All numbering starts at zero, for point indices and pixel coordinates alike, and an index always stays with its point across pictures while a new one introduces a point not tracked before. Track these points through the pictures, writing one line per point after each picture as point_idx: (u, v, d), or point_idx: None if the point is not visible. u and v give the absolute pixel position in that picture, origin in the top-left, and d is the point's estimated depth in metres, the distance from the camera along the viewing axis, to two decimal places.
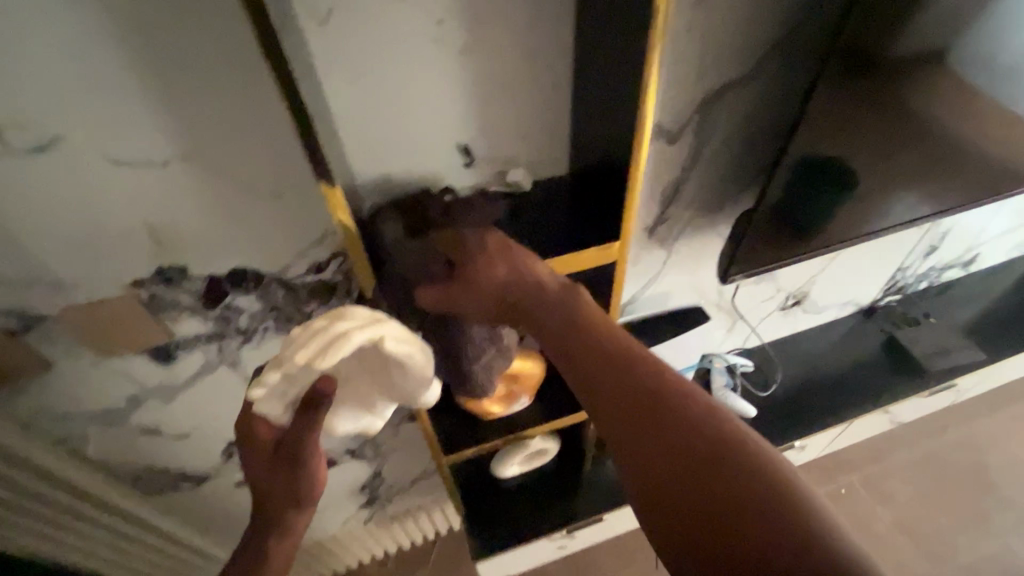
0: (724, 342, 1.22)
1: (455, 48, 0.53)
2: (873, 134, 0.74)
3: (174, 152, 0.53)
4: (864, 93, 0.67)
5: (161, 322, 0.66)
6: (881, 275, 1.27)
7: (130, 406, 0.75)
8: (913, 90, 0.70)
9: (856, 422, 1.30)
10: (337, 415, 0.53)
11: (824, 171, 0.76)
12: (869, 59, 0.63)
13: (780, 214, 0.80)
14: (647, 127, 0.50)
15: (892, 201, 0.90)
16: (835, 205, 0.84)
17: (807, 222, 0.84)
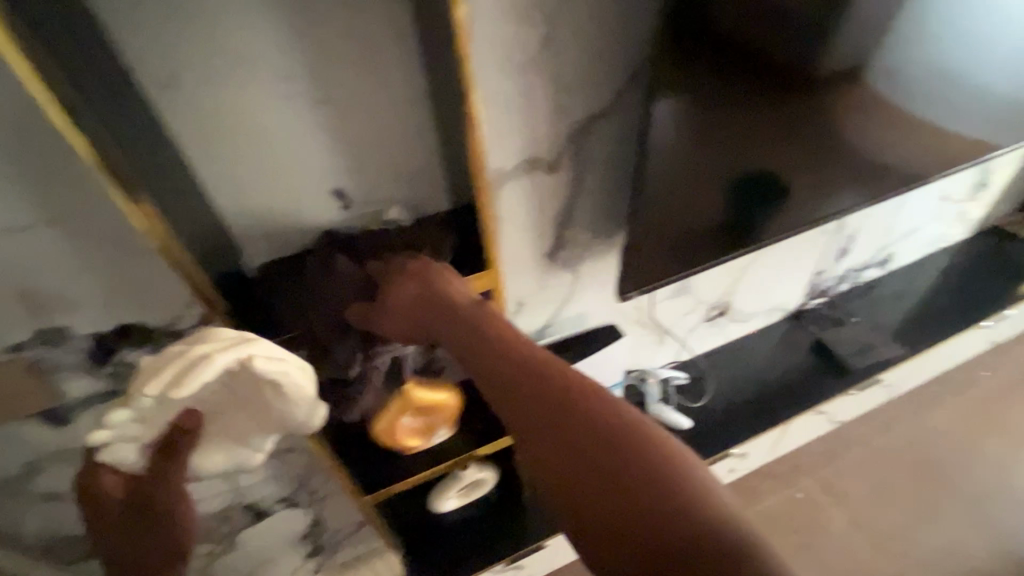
0: (657, 357, 1.24)
1: (308, 100, 0.56)
2: (743, 149, 0.79)
3: (40, 217, 0.54)
4: (716, 113, 0.73)
5: (50, 384, 0.66)
6: (800, 280, 1.33)
7: (31, 473, 0.74)
8: (768, 107, 0.76)
9: (794, 424, 1.32)
10: (208, 453, 0.59)
11: (704, 186, 0.81)
12: (706, 85, 0.69)
13: (672, 229, 0.85)
14: (476, 135, 0.55)
15: (784, 208, 0.93)
16: (729, 215, 0.89)
17: (702, 234, 0.88)
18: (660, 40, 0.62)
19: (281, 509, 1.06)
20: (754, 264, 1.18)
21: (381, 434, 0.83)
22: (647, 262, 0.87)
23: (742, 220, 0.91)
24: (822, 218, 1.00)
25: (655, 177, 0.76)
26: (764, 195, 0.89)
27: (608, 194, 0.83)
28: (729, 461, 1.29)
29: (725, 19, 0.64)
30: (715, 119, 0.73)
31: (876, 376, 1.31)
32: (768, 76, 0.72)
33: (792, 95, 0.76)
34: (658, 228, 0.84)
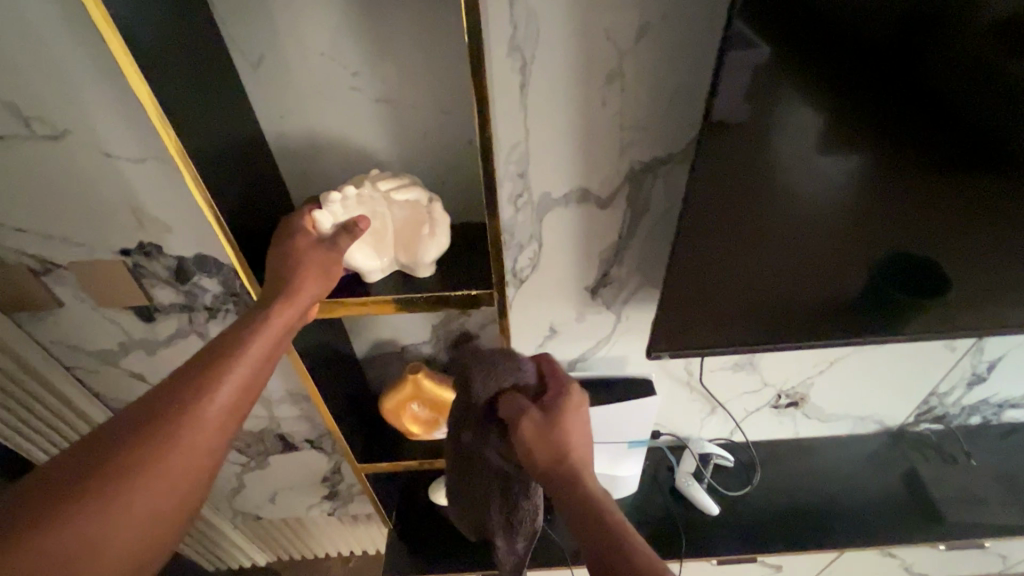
0: (704, 427, 1.14)
1: (370, 97, 0.61)
2: (864, 222, 0.66)
3: (152, 154, 0.66)
4: (834, 174, 0.61)
5: (143, 287, 0.81)
6: (908, 396, 1.11)
7: (123, 352, 0.91)
8: (909, 179, 0.62)
9: (852, 557, 1.12)
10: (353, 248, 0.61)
11: (804, 252, 0.70)
12: (823, 138, 0.58)
13: (749, 292, 0.75)
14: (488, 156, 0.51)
15: (890, 309, 0.77)
16: (829, 295, 0.75)
17: (783, 308, 0.77)
18: (774, 77, 0.54)
19: (307, 448, 1.17)
20: (845, 362, 1.02)
21: (392, 408, 0.88)
22: (701, 322, 0.79)
23: (846, 305, 0.77)
24: (958, 333, 0.81)
25: (739, 229, 0.68)
26: (882, 283, 0.74)
27: (665, 243, 0.78)
28: (757, 566, 1.13)
29: (863, 67, 0.53)
30: (827, 182, 0.62)
31: (982, 540, 1.05)
32: (917, 143, 0.59)
33: (942, 172, 0.61)
34: (730, 287, 0.74)
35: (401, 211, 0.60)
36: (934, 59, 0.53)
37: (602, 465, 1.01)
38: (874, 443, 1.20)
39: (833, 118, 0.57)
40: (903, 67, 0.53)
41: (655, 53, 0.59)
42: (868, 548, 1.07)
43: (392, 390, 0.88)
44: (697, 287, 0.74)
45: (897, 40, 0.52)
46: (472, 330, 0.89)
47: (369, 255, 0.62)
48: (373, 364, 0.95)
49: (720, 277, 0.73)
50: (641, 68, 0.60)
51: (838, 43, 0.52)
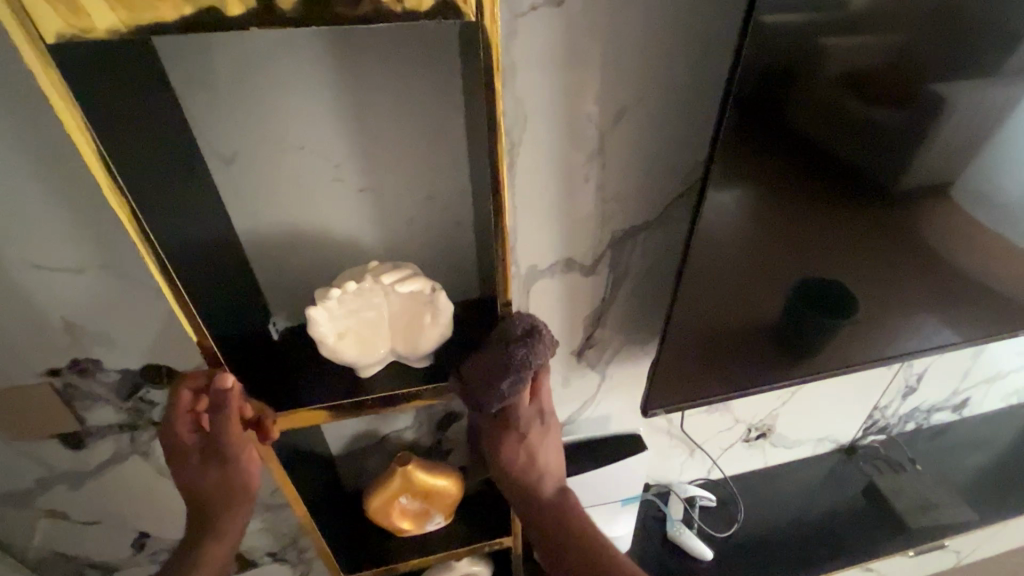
0: (684, 471, 1.16)
1: (356, 187, 0.58)
2: (789, 261, 0.72)
3: (93, 261, 0.58)
4: (765, 225, 0.67)
5: (74, 410, 0.69)
6: (855, 415, 1.21)
7: (40, 489, 0.76)
8: (823, 221, 0.69)
9: None
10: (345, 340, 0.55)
11: (743, 294, 0.74)
12: (748, 193, 0.63)
13: (700, 337, 0.78)
14: (505, 237, 0.52)
15: (846, 337, 0.85)
16: (769, 331, 0.80)
17: (740, 348, 0.81)
18: (736, 145, 0.59)
19: (268, 563, 1.03)
20: (803, 391, 1.09)
21: (375, 507, 0.80)
22: (689, 374, 0.82)
23: (785, 338, 0.82)
24: (886, 355, 0.91)
25: (702, 282, 0.72)
26: (811, 313, 0.80)
27: (643, 301, 0.80)
28: None
29: (772, 132, 0.59)
30: (756, 228, 0.67)
31: (941, 540, 1.13)
32: (825, 190, 0.65)
33: (851, 212, 0.69)
34: (685, 334, 0.77)
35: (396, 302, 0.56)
36: (828, 121, 0.60)
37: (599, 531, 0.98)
38: (832, 463, 1.27)
39: (754, 173, 0.62)
40: (805, 128, 0.60)
41: (631, 129, 0.62)
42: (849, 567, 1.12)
43: (376, 487, 0.81)
44: (682, 341, 0.78)
45: (799, 107, 0.58)
46: (458, 407, 0.85)
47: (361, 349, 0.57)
48: (349, 457, 0.87)
49: (702, 329, 0.77)
50: (620, 143, 0.63)
51: (754, 117, 0.57)
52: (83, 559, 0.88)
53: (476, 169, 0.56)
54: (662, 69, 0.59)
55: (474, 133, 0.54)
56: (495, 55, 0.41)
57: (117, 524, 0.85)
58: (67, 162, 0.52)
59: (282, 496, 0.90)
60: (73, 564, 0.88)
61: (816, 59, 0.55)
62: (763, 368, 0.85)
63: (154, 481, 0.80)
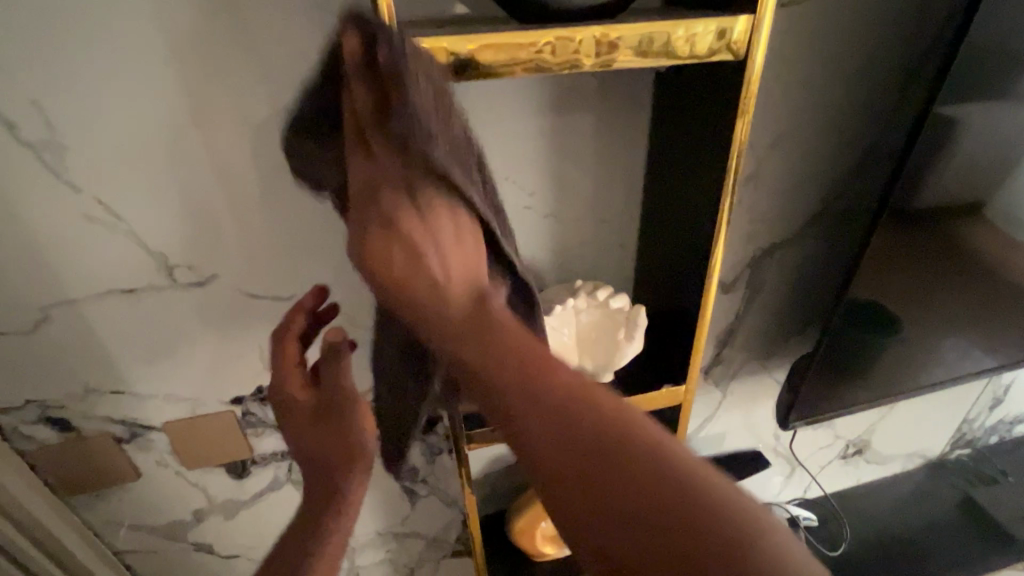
0: (784, 490, 1.17)
1: (542, 214, 0.63)
2: (918, 294, 0.77)
3: (298, 290, 0.62)
4: (917, 252, 0.72)
5: (248, 437, 0.71)
6: (945, 428, 1.22)
7: (196, 520, 0.77)
8: (948, 255, 0.74)
9: None
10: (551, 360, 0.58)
11: (875, 325, 0.79)
12: (905, 224, 0.68)
13: (834, 367, 0.82)
14: (716, 264, 0.54)
15: (968, 347, 0.88)
16: (893, 356, 0.84)
17: (873, 366, 0.84)
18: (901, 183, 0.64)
19: None
20: (900, 406, 1.11)
21: (518, 533, 0.81)
22: (826, 392, 0.85)
23: (908, 360, 0.86)
24: (997, 366, 0.93)
25: (855, 306, 0.75)
26: (933, 339, 0.84)
27: (772, 318, 0.83)
28: None
29: (911, 187, 0.65)
30: (896, 264, 0.72)
31: None
32: (948, 230, 0.71)
33: (971, 242, 0.74)
34: (821, 366, 0.81)
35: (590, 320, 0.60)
36: (966, 152, 0.65)
37: None
38: (922, 477, 1.28)
39: (902, 215, 0.67)
40: (945, 166, 0.65)
41: (783, 156, 0.68)
42: None
43: (522, 507, 0.82)
44: (818, 361, 0.80)
45: (939, 153, 0.64)
46: None
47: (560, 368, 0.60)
48: (483, 482, 0.88)
49: (829, 352, 0.79)
50: (771, 169, 0.68)
51: (919, 159, 0.63)
52: None
53: (661, 194, 0.61)
54: (816, 101, 0.65)
55: (663, 162, 0.60)
56: (747, 102, 0.46)
57: (255, 558, 0.85)
58: (297, 198, 0.56)
59: (411, 524, 0.91)
60: None
61: (971, 102, 0.61)
62: (886, 384, 0.87)
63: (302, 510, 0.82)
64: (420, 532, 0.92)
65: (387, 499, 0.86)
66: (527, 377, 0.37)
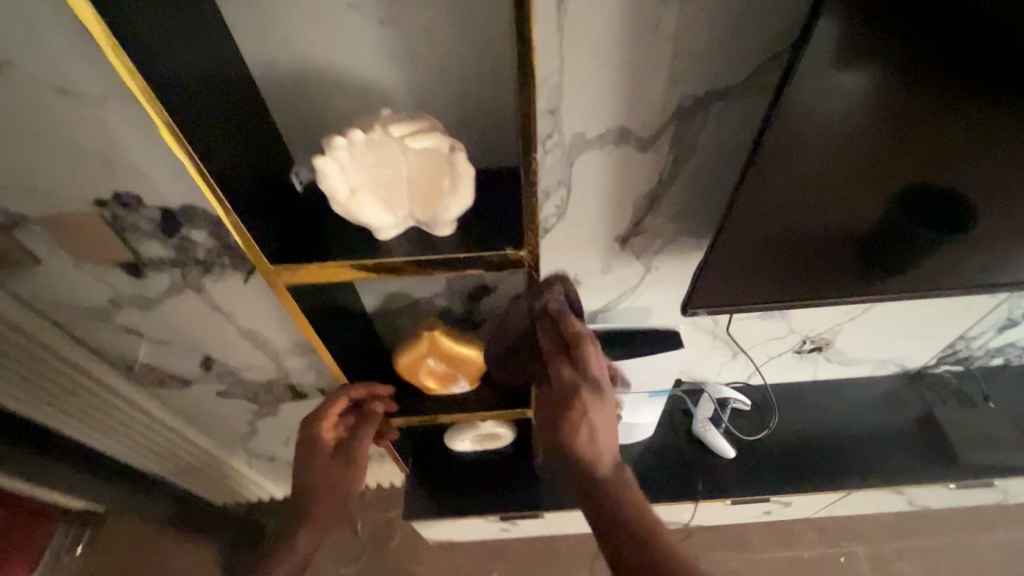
0: (723, 373, 1.12)
1: (376, 17, 0.50)
2: (888, 153, 0.56)
3: (114, 90, 0.56)
4: (887, 111, 0.52)
5: (127, 242, 0.73)
6: (934, 341, 1.08)
7: (112, 308, 0.85)
8: (948, 101, 0.51)
9: (858, 494, 1.13)
10: (362, 202, 0.52)
11: (818, 185, 0.59)
12: (869, 60, 0.47)
13: (757, 233, 0.65)
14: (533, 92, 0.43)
15: (960, 260, 0.70)
16: (845, 233, 0.66)
17: (808, 256, 0.69)
18: None
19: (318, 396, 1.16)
20: (876, 310, 0.97)
21: (403, 365, 0.84)
22: (738, 278, 0.72)
23: (868, 244, 0.67)
24: (994, 283, 0.74)
25: (780, 176, 0.58)
26: (909, 223, 0.64)
27: (707, 189, 0.69)
28: (763, 504, 1.14)
29: None
30: (850, 120, 0.53)
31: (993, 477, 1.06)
32: (952, 64, 0.48)
33: (992, 110, 0.51)
34: (738, 229, 0.64)
35: (409, 160, 0.51)
36: None
37: (621, 414, 1.00)
38: (889, 386, 1.18)
39: (870, 40, 0.46)
40: None
41: None
42: (880, 486, 1.08)
43: (405, 346, 0.84)
44: (729, 238, 0.66)
45: None
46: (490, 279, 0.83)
47: (379, 211, 0.53)
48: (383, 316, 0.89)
49: (745, 229, 0.65)
50: None
51: None
52: (162, 371, 1.03)
53: None
54: None
55: None
56: None
57: (183, 346, 0.96)
58: None
59: None
60: (156, 374, 1.04)
61: None
62: (825, 281, 0.73)
63: (210, 313, 0.88)
64: None
65: None
66: (630, 498, 0.64)
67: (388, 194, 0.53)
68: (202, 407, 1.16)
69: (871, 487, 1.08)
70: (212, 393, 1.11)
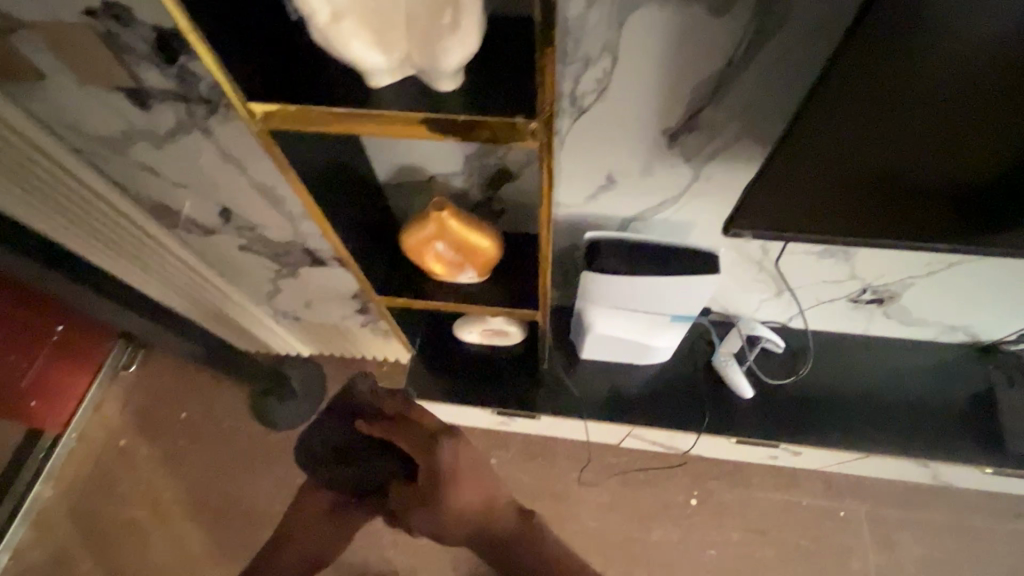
0: (761, 310, 1.02)
1: None
2: None
3: None
4: None
5: (127, 65, 0.67)
6: (1023, 314, 0.93)
7: (126, 141, 0.82)
8: None
9: (877, 459, 1.05)
10: (347, 32, 0.42)
11: (957, 75, 0.44)
12: None
13: (848, 135, 0.50)
14: None
15: None
16: (958, 155, 0.51)
17: (891, 186, 0.56)
18: None
19: (336, 265, 1.15)
20: (964, 267, 0.83)
21: (408, 247, 0.79)
22: (797, 206, 0.60)
23: (980, 175, 0.53)
24: None
25: (876, 75, 0.44)
26: None
27: (791, 77, 0.56)
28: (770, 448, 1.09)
29: None
30: None
31: None
32: None
33: None
34: (827, 125, 0.49)
35: None
36: None
37: (638, 332, 0.94)
38: (949, 356, 1.05)
39: None
40: None
41: None
42: (904, 456, 1.00)
43: (412, 226, 0.77)
44: (793, 156, 0.54)
45: None
46: (512, 164, 0.73)
47: (370, 48, 0.44)
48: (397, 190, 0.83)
49: (816, 146, 0.52)
50: None
51: None
52: (184, 216, 1.03)
53: None
54: None
55: None
56: None
57: (201, 193, 0.94)
58: None
59: None
60: (178, 218, 1.04)
61: None
62: (911, 216, 0.60)
63: (222, 161, 0.84)
64: None
65: None
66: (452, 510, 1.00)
67: (381, 26, 0.43)
68: (225, 258, 1.18)
69: (893, 455, 1.00)
70: (234, 246, 1.12)
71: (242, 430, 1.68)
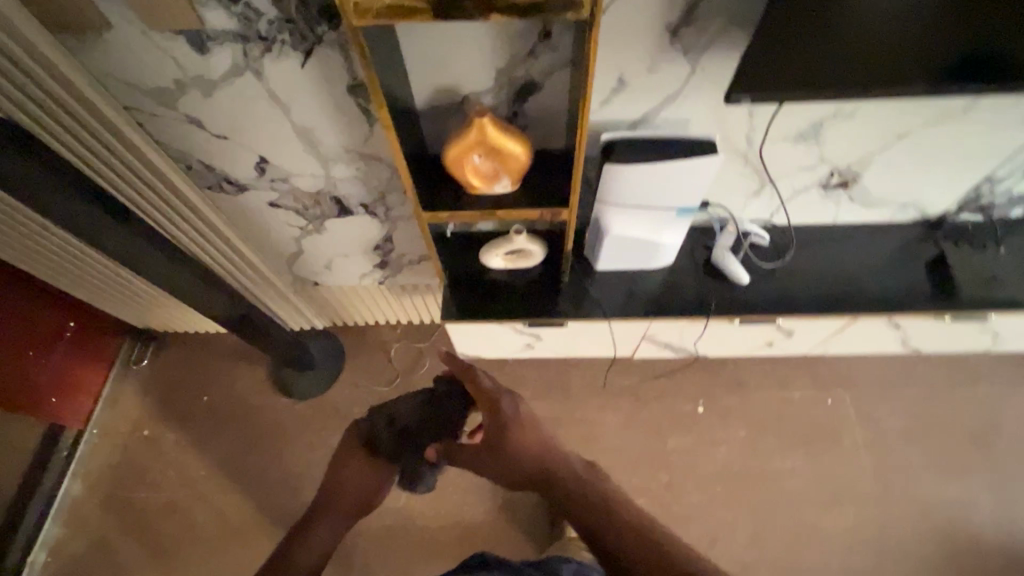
0: (747, 207, 1.17)
1: None
2: None
3: None
4: None
5: (195, 6, 0.76)
6: (960, 181, 1.11)
7: (177, 91, 0.90)
8: None
9: (857, 324, 1.21)
10: None
11: None
12: None
13: (807, 19, 0.67)
14: None
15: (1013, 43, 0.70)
16: (899, 9, 0.66)
17: (856, 55, 0.71)
18: None
19: (361, 213, 1.24)
20: (911, 138, 0.99)
21: (449, 159, 0.89)
22: (786, 84, 0.75)
23: (912, 23, 0.67)
24: None
25: None
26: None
27: None
28: (767, 329, 1.23)
29: None
30: None
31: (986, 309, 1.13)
32: None
33: None
34: None
35: None
36: None
37: (648, 230, 1.07)
38: (905, 233, 1.23)
39: None
40: None
41: None
42: (880, 314, 1.15)
43: (454, 139, 0.88)
44: (769, 39, 0.70)
45: None
46: (538, 75, 0.86)
47: None
48: (432, 116, 0.93)
49: (785, 29, 0.68)
50: None
51: None
52: (219, 172, 1.09)
53: None
54: None
55: None
56: None
57: (241, 143, 1.01)
58: None
59: (372, 147, 1.02)
60: (213, 176, 1.10)
61: None
62: (877, 78, 0.74)
63: (267, 104, 0.92)
64: (380, 155, 1.05)
65: (345, 114, 0.95)
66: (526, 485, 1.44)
67: None
68: (253, 218, 1.24)
69: (872, 314, 1.15)
70: (264, 202, 1.19)
71: (265, 404, 1.72)
